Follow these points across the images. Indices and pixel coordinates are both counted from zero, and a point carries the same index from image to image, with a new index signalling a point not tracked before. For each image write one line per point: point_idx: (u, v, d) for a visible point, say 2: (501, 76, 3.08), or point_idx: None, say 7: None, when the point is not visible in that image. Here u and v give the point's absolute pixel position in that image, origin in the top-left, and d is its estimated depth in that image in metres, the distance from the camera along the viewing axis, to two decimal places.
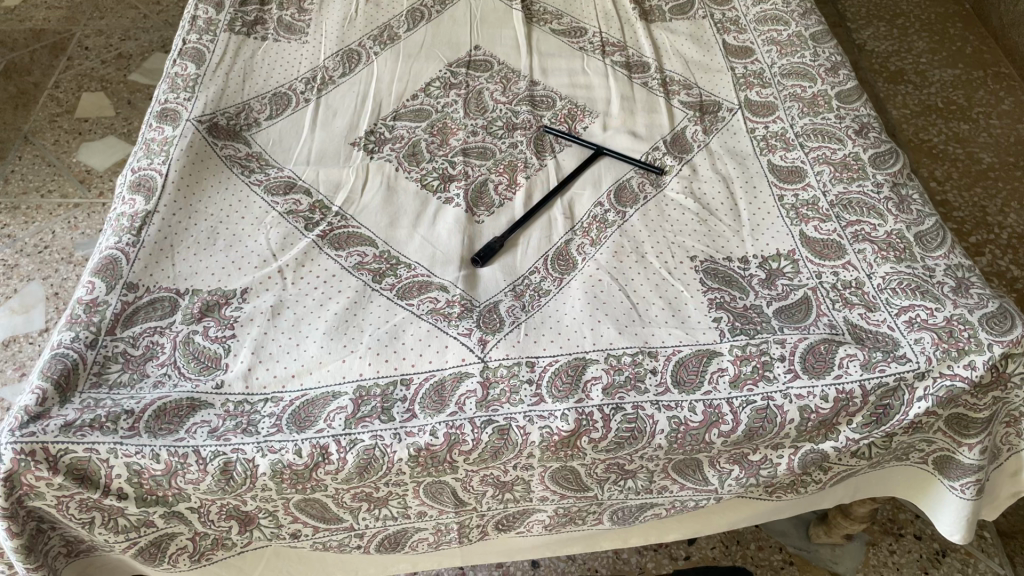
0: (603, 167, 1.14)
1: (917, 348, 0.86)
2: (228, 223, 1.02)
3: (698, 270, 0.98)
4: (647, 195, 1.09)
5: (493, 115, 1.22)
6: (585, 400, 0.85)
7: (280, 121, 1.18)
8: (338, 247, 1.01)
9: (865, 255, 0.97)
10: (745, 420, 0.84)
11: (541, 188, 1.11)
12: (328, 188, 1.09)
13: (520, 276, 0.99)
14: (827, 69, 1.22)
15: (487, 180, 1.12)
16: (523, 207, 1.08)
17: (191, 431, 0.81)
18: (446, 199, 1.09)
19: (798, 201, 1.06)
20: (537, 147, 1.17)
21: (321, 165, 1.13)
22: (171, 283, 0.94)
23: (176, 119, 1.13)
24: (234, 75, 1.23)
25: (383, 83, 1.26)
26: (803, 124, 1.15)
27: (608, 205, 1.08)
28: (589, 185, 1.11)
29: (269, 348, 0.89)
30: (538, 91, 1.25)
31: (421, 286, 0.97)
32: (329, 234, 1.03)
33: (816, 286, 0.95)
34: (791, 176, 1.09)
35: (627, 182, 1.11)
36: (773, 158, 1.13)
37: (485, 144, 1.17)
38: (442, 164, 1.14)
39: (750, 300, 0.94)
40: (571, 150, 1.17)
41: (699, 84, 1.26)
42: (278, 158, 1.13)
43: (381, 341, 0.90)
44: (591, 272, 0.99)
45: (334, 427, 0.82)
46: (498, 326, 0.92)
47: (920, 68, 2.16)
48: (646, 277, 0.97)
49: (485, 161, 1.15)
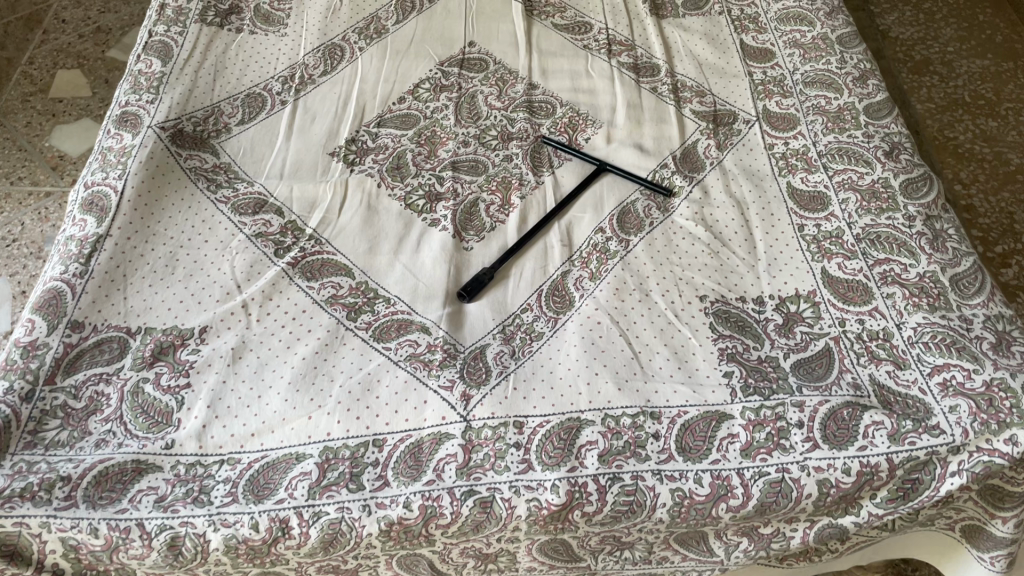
0: (606, 186, 1.04)
1: (951, 418, 0.77)
2: (189, 248, 0.92)
3: (709, 314, 0.88)
4: (653, 221, 0.99)
5: (487, 123, 1.11)
6: (578, 469, 0.76)
7: (253, 127, 1.08)
8: (310, 277, 0.92)
9: (894, 300, 0.87)
10: (757, 494, 0.75)
11: (537, 210, 1.01)
12: (302, 206, 0.99)
13: (510, 315, 0.90)
14: (854, 78, 1.11)
15: (477, 199, 1.02)
16: (517, 232, 0.98)
17: (135, 500, 0.72)
18: (433, 221, 0.99)
19: (820, 232, 0.96)
20: (534, 162, 1.07)
21: (296, 179, 1.02)
22: (122, 321, 0.84)
23: (137, 126, 1.03)
24: (204, 73, 1.12)
25: (368, 84, 1.15)
26: (827, 142, 1.05)
27: (611, 231, 0.98)
28: (590, 208, 1.01)
29: (227, 400, 0.80)
30: (537, 96, 1.15)
31: (400, 326, 0.87)
32: (301, 261, 0.93)
33: (839, 336, 0.86)
34: (813, 202, 0.99)
35: (632, 206, 1.01)
36: (793, 180, 1.02)
37: (477, 157, 1.07)
38: (429, 180, 1.04)
39: (765, 351, 0.85)
40: (571, 165, 1.07)
41: (714, 91, 1.15)
42: (248, 171, 1.03)
43: (352, 394, 0.80)
44: (589, 312, 0.89)
45: (296, 497, 0.74)
46: (484, 378, 0.82)
47: (946, 58, 2.04)
48: (650, 320, 0.87)
49: (476, 176, 1.05)
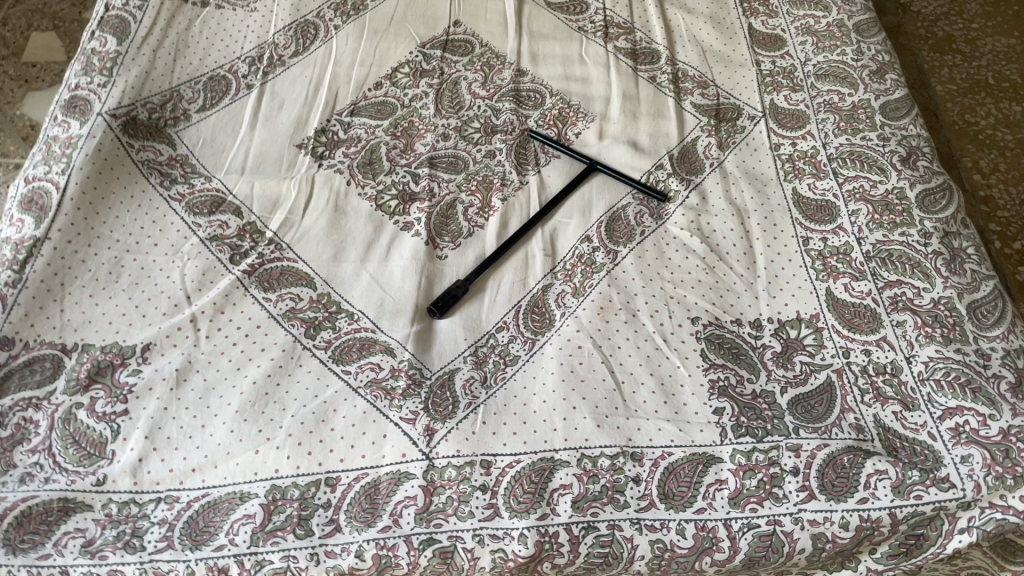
0: (595, 189, 0.96)
1: (963, 470, 0.69)
2: (136, 253, 0.85)
3: (700, 340, 0.81)
4: (645, 230, 0.91)
5: (469, 113, 1.03)
6: (549, 517, 0.69)
7: (214, 114, 1.00)
8: (267, 287, 0.84)
9: (905, 329, 0.79)
10: (745, 547, 0.68)
11: (519, 214, 0.93)
12: (263, 205, 0.91)
13: (484, 335, 0.82)
14: (871, 72, 1.02)
15: (455, 200, 0.94)
16: (496, 239, 0.91)
17: (60, 545, 0.66)
18: (404, 224, 0.91)
19: (826, 247, 0.88)
20: (519, 159, 0.99)
21: (258, 175, 0.94)
22: (57, 338, 0.78)
23: (86, 112, 0.94)
24: (164, 53, 1.03)
25: (342, 67, 1.06)
26: (838, 144, 0.96)
27: (598, 241, 0.90)
28: (577, 213, 0.93)
29: (168, 430, 0.73)
30: (525, 84, 1.06)
31: (362, 346, 0.80)
32: (259, 269, 0.86)
33: (842, 368, 0.78)
34: (820, 213, 0.91)
35: (622, 212, 0.93)
36: (799, 186, 0.94)
37: (457, 151, 0.99)
38: (403, 177, 0.96)
39: (761, 384, 0.77)
40: (559, 164, 0.99)
41: (717, 82, 1.06)
42: (206, 165, 0.95)
43: (305, 425, 0.74)
44: (570, 334, 0.81)
45: (237, 544, 0.67)
46: (451, 410, 0.75)
47: (970, 36, 1.92)
48: (635, 346, 0.80)
49: (455, 174, 0.96)
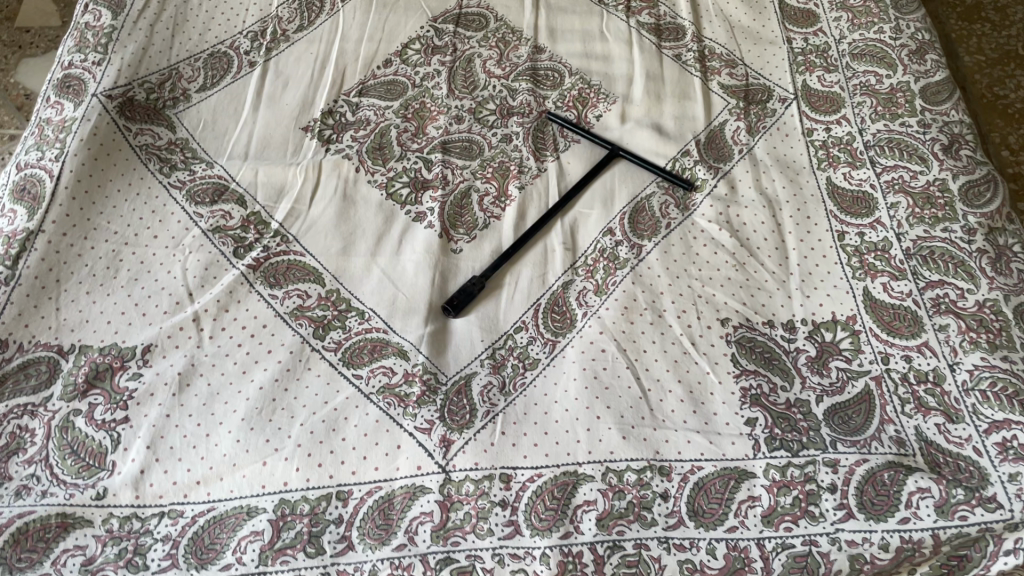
0: (617, 177, 0.91)
1: (1012, 489, 0.65)
2: (135, 245, 0.80)
3: (730, 343, 0.76)
4: (670, 222, 0.86)
5: (484, 93, 0.97)
6: (573, 536, 0.65)
7: (216, 94, 0.94)
8: (273, 283, 0.80)
9: (947, 334, 0.75)
10: (778, 569, 0.63)
11: (538, 204, 0.88)
12: (268, 194, 0.87)
13: (502, 335, 0.78)
14: (910, 51, 0.96)
15: (470, 189, 0.89)
16: (513, 231, 0.86)
17: (59, 564, 0.62)
18: (417, 215, 0.87)
19: (863, 243, 0.83)
20: (537, 143, 0.93)
21: (262, 160, 0.89)
22: (53, 339, 0.73)
23: (80, 93, 0.89)
24: (162, 28, 0.98)
25: (350, 43, 1.01)
26: (876, 131, 0.91)
27: (621, 234, 0.85)
28: (598, 203, 0.88)
29: (171, 439, 0.69)
30: (542, 62, 1.00)
31: (374, 348, 0.76)
32: (264, 263, 0.81)
33: (881, 376, 0.74)
34: (856, 205, 0.86)
35: (646, 202, 0.88)
36: (834, 176, 0.89)
37: (471, 136, 0.94)
38: (415, 164, 0.91)
39: (795, 393, 0.73)
40: (579, 149, 0.93)
41: (746, 61, 1.01)
42: (208, 149, 0.90)
43: (315, 435, 0.70)
44: (592, 336, 0.77)
45: (245, 563, 0.63)
46: (468, 420, 0.71)
47: (1000, 4, 1.85)
48: (662, 349, 0.76)
49: (470, 160, 0.91)
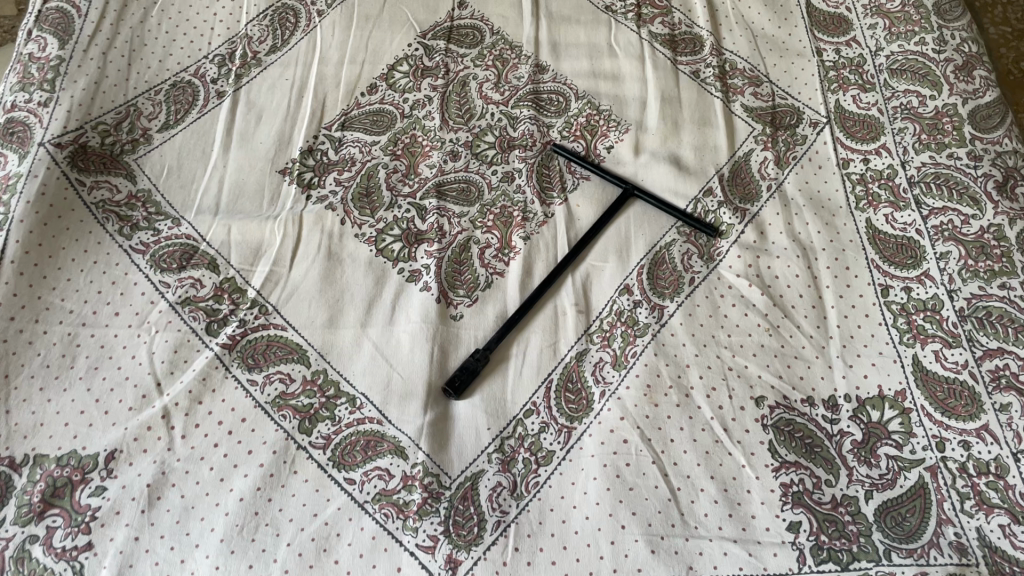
0: (633, 221, 0.81)
1: None
2: (93, 326, 0.71)
3: (767, 429, 0.68)
4: (694, 276, 0.77)
5: (481, 124, 0.87)
6: None
7: (180, 134, 0.84)
8: (252, 367, 0.71)
9: (1010, 416, 0.67)
10: None
11: (545, 257, 0.79)
12: (243, 255, 0.77)
13: (510, 422, 0.70)
14: (956, 67, 0.86)
15: (469, 241, 0.80)
16: (519, 291, 0.77)
17: None
18: (411, 274, 0.77)
19: (910, 300, 0.75)
20: (542, 182, 0.84)
21: (235, 214, 0.80)
22: (3, 449, 0.65)
23: (25, 142, 0.79)
24: (116, 57, 0.88)
25: (329, 67, 0.90)
26: (920, 164, 0.81)
27: (639, 292, 0.76)
28: (613, 254, 0.79)
29: (140, 569, 0.60)
30: (545, 84, 0.90)
31: (368, 444, 0.68)
32: (241, 342, 0.72)
33: (936, 467, 0.66)
34: (901, 254, 0.77)
35: (666, 252, 0.79)
36: (874, 217, 0.80)
37: (469, 175, 0.84)
38: (407, 212, 0.81)
39: (841, 489, 0.65)
40: (589, 188, 0.84)
41: (772, 77, 0.90)
42: (174, 202, 0.80)
43: (303, 557, 0.61)
44: (612, 423, 0.69)
45: None
46: (476, 533, 0.63)
47: None
48: (691, 438, 0.68)
49: (468, 206, 0.82)
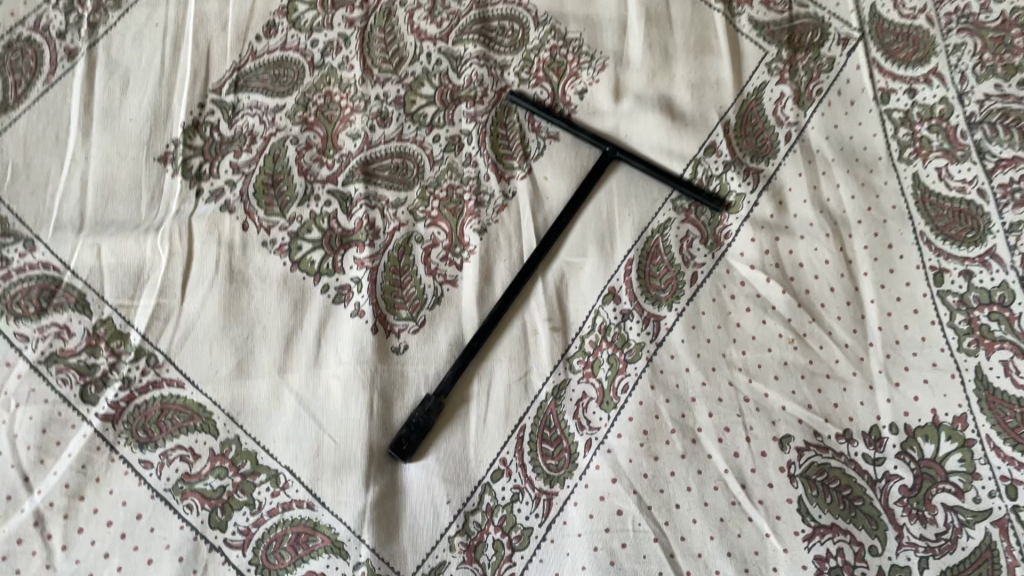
0: (616, 196, 0.64)
1: None
2: None
3: (795, 481, 0.55)
4: (697, 270, 0.61)
5: (414, 69, 0.68)
6: None
7: (23, 118, 0.65)
8: (144, 443, 0.56)
9: None
10: None
11: (507, 255, 0.62)
12: (119, 285, 0.60)
13: (474, 489, 0.56)
14: None
15: (409, 239, 0.63)
16: (477, 305, 0.61)
17: None
18: (338, 293, 0.61)
19: (970, 290, 0.59)
20: (498, 148, 0.65)
21: (106, 227, 0.62)
22: None
23: None
24: None
25: (212, 2, 0.70)
26: (982, 97, 0.64)
27: (628, 298, 0.60)
28: (592, 244, 0.62)
29: None
30: (494, 6, 0.70)
31: (299, 539, 0.54)
32: (127, 410, 0.57)
33: (1007, 520, 0.53)
34: (958, 224, 0.61)
35: (660, 239, 0.62)
36: (925, 173, 0.63)
37: (403, 145, 0.65)
38: (327, 205, 0.63)
39: (889, 557, 0.53)
40: (559, 152, 0.66)
41: None
42: (24, 216, 0.62)
43: None
44: (601, 488, 0.55)
45: None
46: None
47: None
48: (702, 503, 0.54)
49: (405, 189, 0.64)
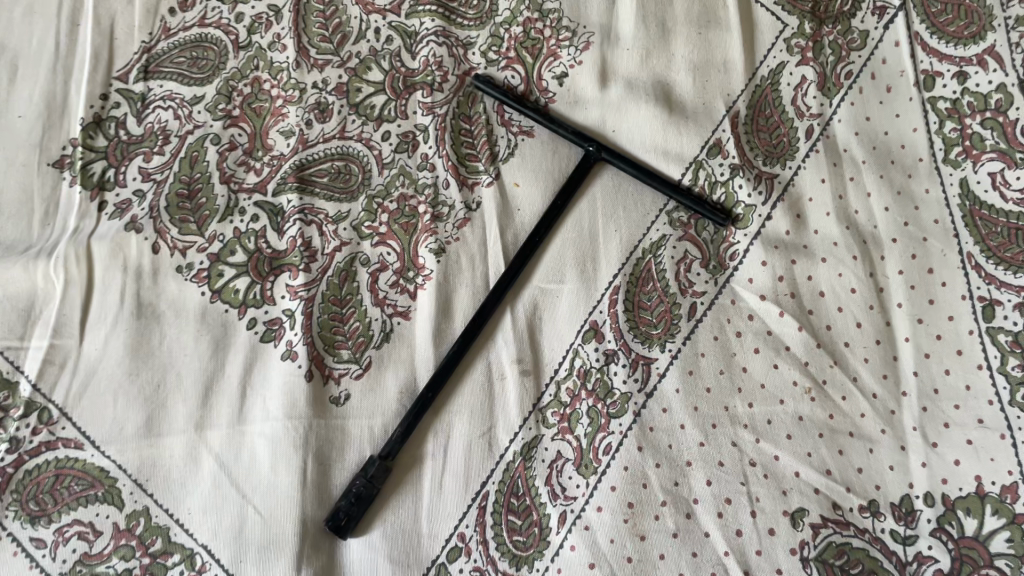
0: (600, 209, 0.54)
1: None
2: None
3: (808, 566, 0.45)
4: (696, 302, 0.51)
5: (358, 49, 0.57)
6: None
7: None
8: (35, 517, 0.47)
9: None
10: None
11: (469, 281, 0.52)
12: (6, 323, 0.50)
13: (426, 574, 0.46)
14: None
15: (352, 262, 0.52)
16: (432, 343, 0.51)
17: None
18: (268, 330, 0.51)
19: None
20: (460, 148, 0.55)
21: None
22: None
23: None
24: None
25: None
26: None
27: (612, 337, 0.50)
28: (571, 268, 0.52)
29: None
30: None
31: None
32: (14, 477, 0.48)
33: None
34: (1014, 245, 0.50)
35: (652, 261, 0.52)
36: (975, 180, 0.52)
37: (346, 144, 0.55)
38: (254, 221, 0.53)
39: None
40: (533, 151, 0.55)
41: None
42: None
43: None
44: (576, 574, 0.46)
45: None
46: None
47: None
48: None
49: (347, 198, 0.54)
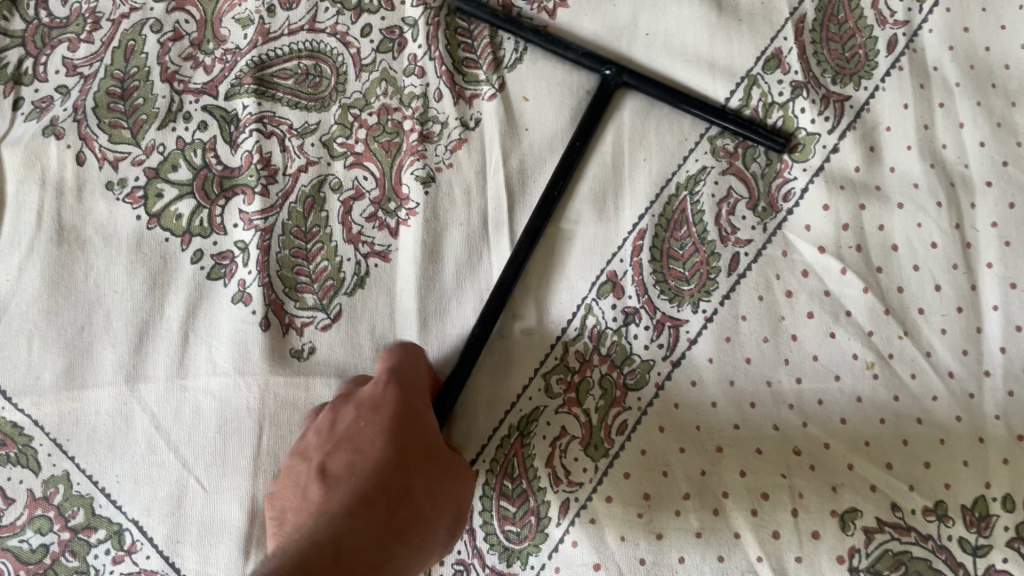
0: (627, 134, 0.44)
1: None
2: None
3: None
4: (737, 251, 0.42)
5: None
6: None
7: None
8: None
9: None
10: None
11: (462, 217, 0.43)
12: None
13: None
14: None
15: (320, 186, 0.43)
16: (416, 289, 0.42)
17: None
18: (216, 264, 0.42)
19: None
20: (457, 49, 0.45)
21: None
22: None
23: None
24: None
25: None
26: None
27: (634, 292, 0.42)
28: (588, 206, 0.43)
29: None
30: None
31: None
32: None
33: None
34: None
35: (687, 200, 0.43)
36: None
37: (317, 38, 0.45)
38: (202, 130, 0.43)
39: None
40: (547, 57, 0.46)
41: None
42: None
43: None
44: None
45: None
46: None
47: None
48: None
49: (314, 103, 0.44)
